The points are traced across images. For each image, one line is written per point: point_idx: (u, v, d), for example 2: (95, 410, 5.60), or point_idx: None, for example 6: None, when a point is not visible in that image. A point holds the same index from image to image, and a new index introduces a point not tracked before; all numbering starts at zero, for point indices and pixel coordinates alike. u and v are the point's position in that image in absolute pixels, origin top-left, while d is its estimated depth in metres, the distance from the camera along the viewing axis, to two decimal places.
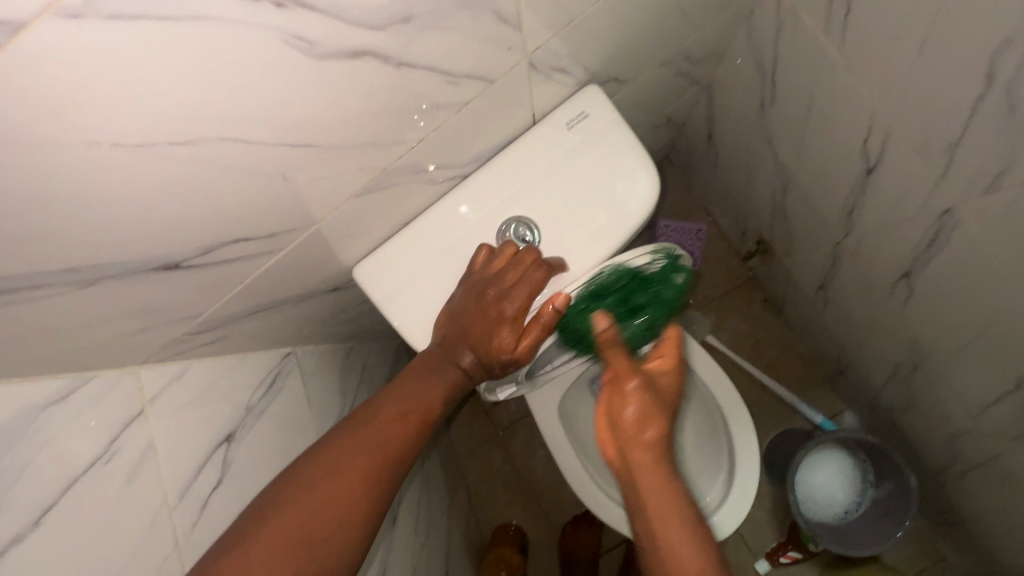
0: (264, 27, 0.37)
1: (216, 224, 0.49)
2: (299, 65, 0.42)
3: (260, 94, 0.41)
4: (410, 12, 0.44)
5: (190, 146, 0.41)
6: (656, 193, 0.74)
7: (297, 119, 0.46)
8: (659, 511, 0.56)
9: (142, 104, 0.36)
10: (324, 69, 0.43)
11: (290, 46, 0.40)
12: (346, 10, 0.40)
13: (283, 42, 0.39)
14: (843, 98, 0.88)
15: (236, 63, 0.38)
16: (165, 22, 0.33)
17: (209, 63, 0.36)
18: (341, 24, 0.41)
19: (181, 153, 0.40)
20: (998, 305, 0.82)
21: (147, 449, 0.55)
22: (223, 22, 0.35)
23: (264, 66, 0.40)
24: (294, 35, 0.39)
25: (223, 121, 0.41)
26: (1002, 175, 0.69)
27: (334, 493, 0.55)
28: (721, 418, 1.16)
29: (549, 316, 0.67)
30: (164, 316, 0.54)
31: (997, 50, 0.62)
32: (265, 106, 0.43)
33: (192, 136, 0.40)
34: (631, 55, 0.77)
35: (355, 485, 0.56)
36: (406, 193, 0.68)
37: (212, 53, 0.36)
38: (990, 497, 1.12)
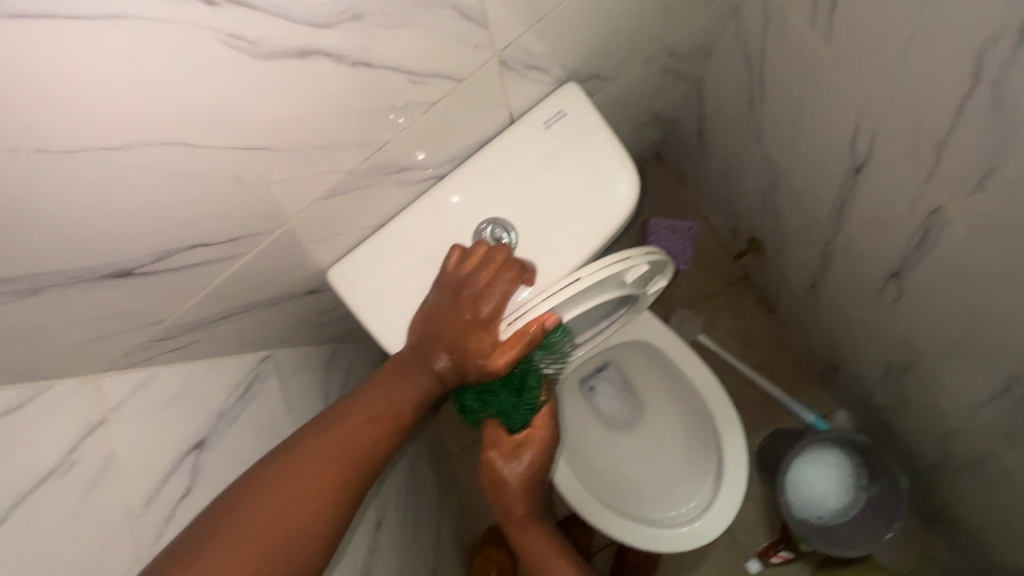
0: (194, 26, 0.36)
1: (168, 230, 0.48)
2: (239, 65, 0.41)
3: (197, 95, 0.40)
4: (361, 9, 0.44)
5: (131, 151, 0.40)
6: (636, 193, 0.72)
7: (244, 120, 0.45)
8: (531, 548, 0.86)
9: (64, 108, 0.35)
10: (269, 69, 0.43)
11: (229, 46, 0.39)
12: (286, 8, 0.40)
13: (219, 42, 0.38)
14: (830, 94, 0.86)
15: (170, 65, 0.37)
16: (85, 22, 0.32)
17: (140, 65, 0.36)
18: (284, 23, 0.40)
19: (121, 158, 0.40)
20: (989, 305, 0.80)
21: (109, 458, 0.54)
22: (145, 20, 0.34)
23: (197, 67, 0.39)
24: (231, 34, 0.38)
25: (163, 125, 0.40)
26: (990, 174, 0.67)
27: (299, 499, 0.54)
28: (710, 419, 1.15)
29: (535, 331, 0.63)
30: (124, 322, 0.52)
31: (983, 45, 0.60)
32: (208, 110, 0.42)
33: (130, 141, 0.39)
34: (610, 51, 0.75)
35: (321, 490, 0.55)
36: (379, 195, 0.66)
37: (142, 55, 0.36)
38: (981, 496, 1.11)
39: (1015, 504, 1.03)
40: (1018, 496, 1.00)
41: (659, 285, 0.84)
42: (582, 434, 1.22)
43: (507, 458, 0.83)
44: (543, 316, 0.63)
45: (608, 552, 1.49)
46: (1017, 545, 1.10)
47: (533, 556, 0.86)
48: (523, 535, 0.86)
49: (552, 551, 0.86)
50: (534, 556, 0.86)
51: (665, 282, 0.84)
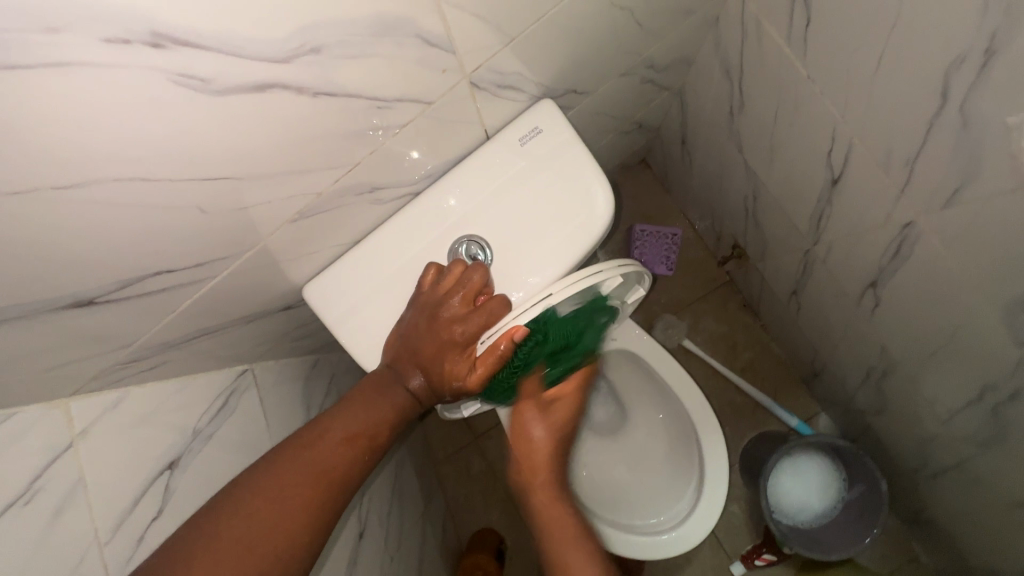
0: (142, 67, 0.36)
1: (130, 258, 0.47)
2: (193, 102, 0.40)
3: (149, 132, 0.40)
4: (319, 42, 0.43)
5: (81, 189, 0.39)
6: (612, 210, 0.72)
7: (202, 154, 0.44)
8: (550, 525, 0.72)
9: (8, 151, 0.34)
10: (224, 105, 0.42)
11: (181, 85, 0.39)
12: (239, 44, 0.39)
13: (169, 81, 0.38)
14: (807, 108, 0.87)
15: (117, 106, 0.37)
16: (23, 71, 0.32)
17: (84, 107, 0.36)
18: (238, 60, 0.40)
19: (71, 195, 0.39)
20: (961, 317, 0.82)
21: (76, 484, 0.53)
22: (88, 65, 0.34)
23: (149, 105, 0.38)
24: (182, 73, 0.38)
25: (113, 162, 0.40)
26: (959, 191, 0.68)
27: (273, 525, 0.54)
28: (691, 426, 1.15)
29: (505, 347, 0.61)
30: (92, 349, 0.52)
31: (951, 67, 0.61)
32: (163, 146, 0.41)
33: (79, 178, 0.39)
34: (586, 68, 0.75)
35: (293, 516, 0.55)
36: (352, 213, 0.66)
37: (86, 98, 0.35)
38: (957, 499, 1.13)
39: (989, 508, 1.05)
40: (991, 500, 1.02)
41: (637, 295, 0.82)
42: None
43: (539, 411, 0.77)
44: (512, 330, 0.60)
45: None
46: (991, 548, 1.12)
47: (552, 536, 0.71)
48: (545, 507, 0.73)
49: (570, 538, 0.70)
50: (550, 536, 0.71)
51: (643, 292, 0.83)
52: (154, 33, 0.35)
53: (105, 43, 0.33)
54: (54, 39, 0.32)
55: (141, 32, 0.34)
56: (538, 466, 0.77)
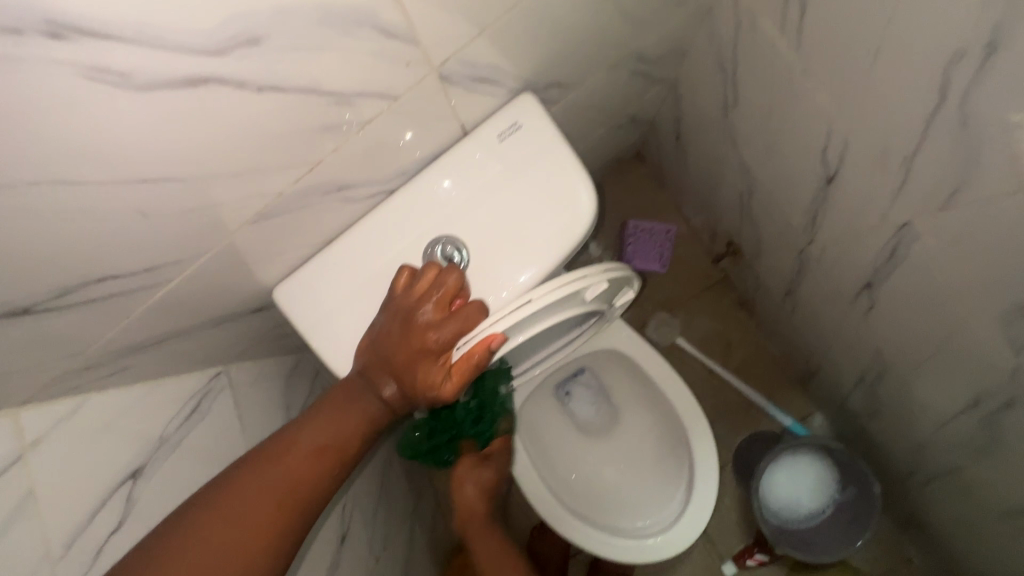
0: (48, 61, 0.33)
1: (68, 265, 0.45)
2: (115, 99, 0.38)
3: (66, 131, 0.37)
4: (256, 32, 0.40)
5: (1, 195, 0.37)
6: (594, 209, 0.69)
7: (135, 154, 0.41)
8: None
9: None
10: (149, 101, 0.39)
11: (95, 80, 0.36)
12: (158, 34, 0.36)
13: (81, 76, 0.35)
14: (801, 103, 0.84)
15: (24, 105, 0.34)
16: None
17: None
18: (158, 52, 0.37)
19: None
20: (958, 321, 0.79)
21: (25, 498, 0.51)
22: None
23: (63, 102, 0.35)
24: (93, 67, 0.35)
25: (32, 165, 0.37)
26: (956, 193, 0.65)
27: (231, 546, 0.51)
28: (682, 428, 1.13)
29: (480, 356, 0.59)
30: (40, 357, 0.49)
31: (949, 62, 0.57)
32: (86, 147, 0.39)
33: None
34: (569, 60, 0.72)
35: (254, 537, 0.52)
36: (321, 213, 0.63)
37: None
38: (949, 503, 1.11)
39: (983, 514, 1.02)
40: (985, 506, 1.00)
41: (627, 296, 0.80)
42: (556, 441, 1.21)
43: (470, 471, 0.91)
44: (488, 338, 0.59)
45: (585, 554, 1.49)
46: (985, 554, 1.09)
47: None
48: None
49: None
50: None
51: (633, 292, 0.80)
52: (52, 22, 0.32)
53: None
54: None
55: (37, 21, 0.31)
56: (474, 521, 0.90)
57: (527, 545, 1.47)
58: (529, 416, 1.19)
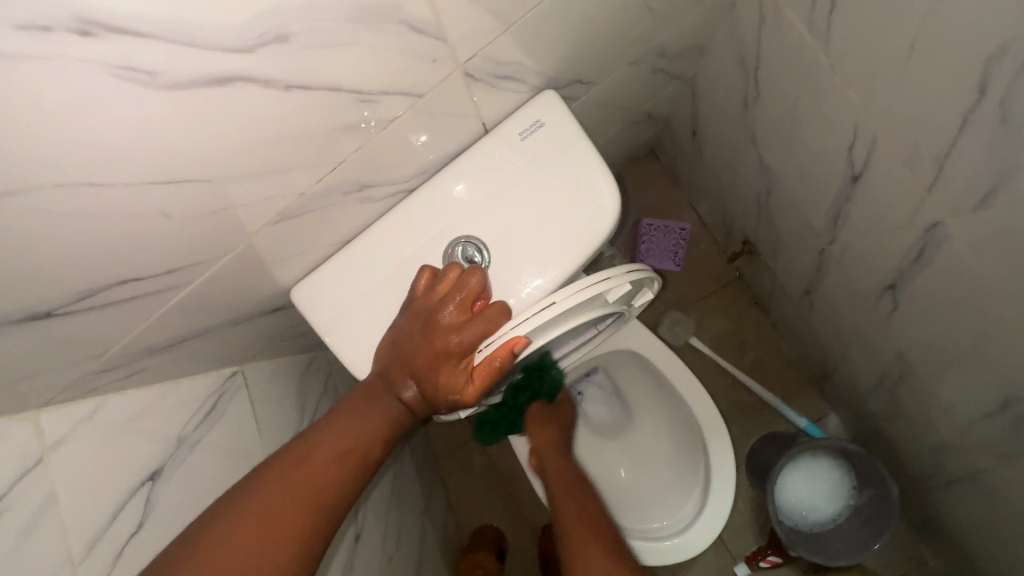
0: (77, 60, 0.32)
1: (92, 267, 0.44)
2: (142, 98, 0.37)
3: (92, 131, 0.36)
4: (286, 29, 0.39)
5: (26, 197, 0.36)
6: (618, 209, 0.68)
7: (160, 154, 0.41)
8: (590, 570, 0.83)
9: None
10: (177, 100, 0.38)
11: (123, 79, 0.35)
12: (189, 31, 0.35)
13: (110, 75, 0.34)
14: (828, 99, 0.82)
15: (50, 104, 0.33)
16: None
17: (12, 106, 0.32)
18: (188, 49, 0.36)
19: (15, 204, 0.36)
20: (988, 323, 0.76)
21: (46, 502, 0.50)
22: (14, 58, 0.30)
23: (91, 101, 0.34)
24: (122, 66, 0.34)
25: (58, 166, 0.36)
26: (992, 193, 0.63)
27: (258, 553, 0.50)
28: (698, 429, 1.11)
29: (503, 360, 0.58)
30: (61, 360, 0.48)
31: (990, 58, 0.55)
32: (113, 146, 0.38)
33: (22, 186, 0.35)
34: (591, 56, 0.70)
35: (281, 545, 0.51)
36: (340, 213, 0.62)
37: (11, 96, 0.31)
38: (969, 508, 1.09)
39: (1006, 520, 1.00)
40: (1009, 512, 0.98)
41: (646, 298, 0.78)
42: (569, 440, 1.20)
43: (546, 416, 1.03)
44: (511, 342, 0.58)
45: None
46: (1006, 560, 1.07)
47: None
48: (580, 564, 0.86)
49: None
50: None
51: (652, 294, 0.78)
52: (80, 19, 0.31)
53: (27, 31, 0.29)
54: None
55: (65, 18, 0.30)
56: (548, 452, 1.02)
57: (538, 545, 1.46)
58: None
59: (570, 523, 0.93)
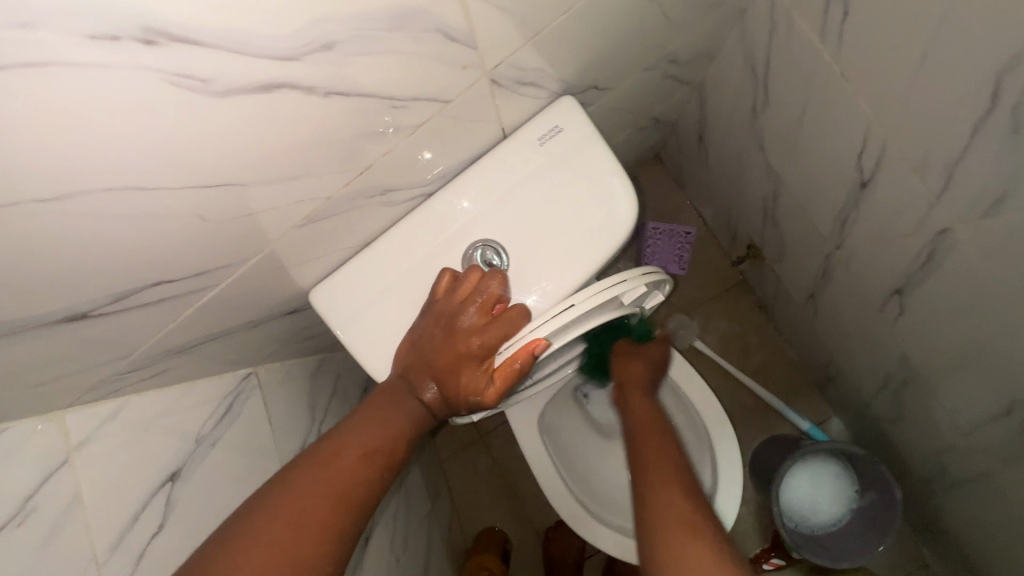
0: (140, 67, 0.33)
1: (126, 270, 0.44)
2: (192, 105, 0.37)
3: (143, 135, 0.36)
4: (332, 38, 0.40)
5: (69, 201, 0.36)
6: (635, 213, 0.68)
7: (199, 159, 0.41)
8: (661, 494, 0.72)
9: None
10: (226, 107, 0.39)
11: (178, 86, 0.35)
12: (245, 41, 0.36)
13: (167, 82, 0.35)
14: (838, 106, 0.83)
15: (104, 111, 0.33)
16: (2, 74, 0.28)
17: (66, 111, 0.32)
18: (243, 58, 0.37)
19: (56, 208, 0.36)
20: (995, 328, 0.77)
21: (72, 501, 0.51)
22: (76, 66, 0.30)
23: (145, 108, 0.35)
24: (180, 73, 0.35)
25: (104, 171, 0.37)
26: (1002, 200, 0.64)
27: (286, 554, 0.50)
28: (705, 431, 1.12)
29: (524, 361, 0.59)
30: (89, 361, 0.49)
31: (1003, 69, 0.57)
32: (161, 151, 0.38)
33: (67, 190, 0.36)
34: (608, 63, 0.71)
35: (309, 545, 0.51)
36: (362, 216, 0.63)
37: (67, 101, 0.32)
38: (972, 511, 1.10)
39: (1009, 523, 1.01)
40: (1012, 515, 0.99)
41: (657, 302, 0.78)
42: (577, 444, 1.20)
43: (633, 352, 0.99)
44: (532, 343, 0.58)
45: (600, 555, 1.48)
46: (1008, 563, 1.09)
47: (664, 525, 0.67)
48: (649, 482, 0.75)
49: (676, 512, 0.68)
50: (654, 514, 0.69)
51: (661, 298, 0.78)
52: (145, 28, 0.31)
53: (93, 40, 0.30)
54: (33, 38, 0.28)
55: (130, 28, 0.31)
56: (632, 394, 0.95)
57: (542, 547, 1.46)
58: (550, 418, 1.18)
59: (645, 443, 0.84)
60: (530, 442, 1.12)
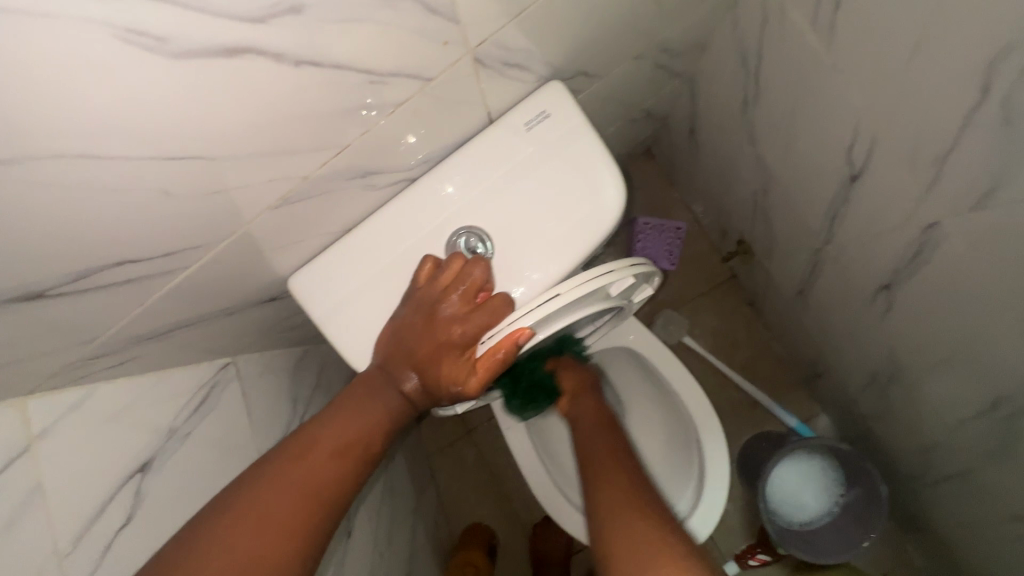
0: (87, 18, 0.31)
1: (86, 246, 0.42)
2: (149, 65, 0.35)
3: (94, 96, 0.34)
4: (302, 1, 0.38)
5: (19, 167, 0.34)
6: (623, 201, 0.67)
7: (161, 128, 0.39)
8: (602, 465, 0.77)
9: None
10: (185, 69, 0.37)
11: (131, 43, 0.33)
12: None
13: (119, 39, 0.33)
14: (830, 98, 0.82)
15: (53, 67, 0.31)
16: None
17: (12, 64, 0.30)
18: (200, 16, 0.35)
19: (6, 174, 0.34)
20: (982, 323, 0.77)
21: (34, 492, 0.48)
22: (16, 15, 0.28)
23: (96, 65, 0.33)
24: (132, 29, 0.33)
25: (58, 135, 0.35)
26: (991, 194, 0.64)
27: (258, 550, 0.49)
28: (692, 425, 1.11)
29: (507, 352, 0.57)
30: (51, 344, 0.47)
31: (993, 59, 0.56)
32: (119, 114, 0.36)
33: (18, 154, 0.34)
34: (598, 48, 0.70)
35: (282, 541, 0.50)
36: (342, 200, 0.61)
37: (13, 52, 0.30)
38: (956, 506, 1.11)
39: (991, 518, 1.02)
40: (996, 511, 0.99)
41: (645, 295, 0.76)
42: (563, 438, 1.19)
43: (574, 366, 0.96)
44: (514, 333, 0.56)
45: (587, 552, 1.46)
46: (989, 558, 1.09)
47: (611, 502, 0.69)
48: (599, 479, 0.75)
49: (624, 501, 0.68)
50: (603, 505, 0.69)
51: (651, 291, 0.77)
52: None
53: None
54: None
55: None
56: (582, 392, 0.94)
57: (529, 543, 1.45)
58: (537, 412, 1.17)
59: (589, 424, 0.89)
60: (516, 436, 1.11)
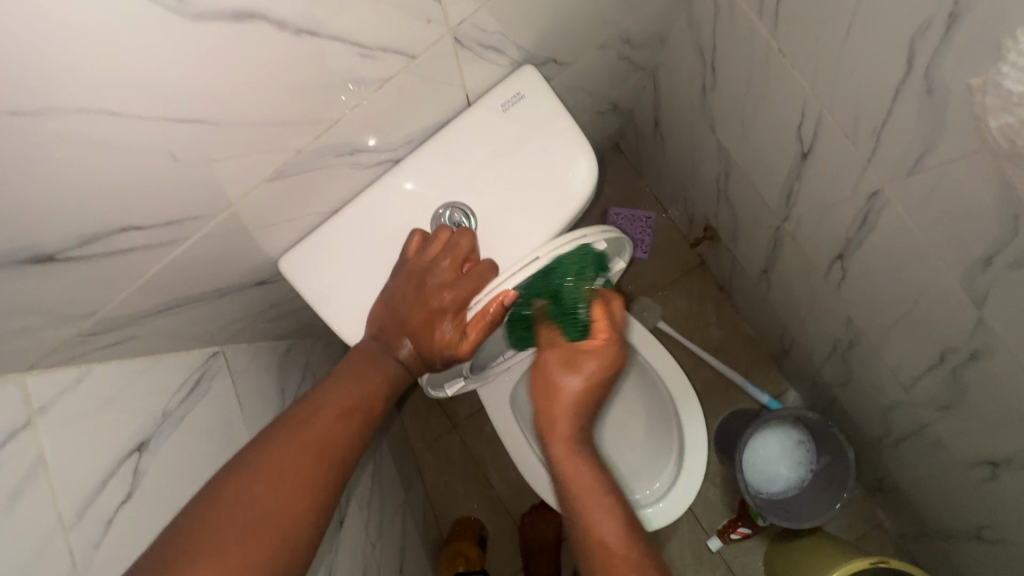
0: None
1: (96, 208, 0.45)
2: (167, 27, 0.38)
3: (118, 54, 0.38)
4: None
5: (42, 118, 0.37)
6: (595, 176, 0.71)
7: (171, 92, 0.43)
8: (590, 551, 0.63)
9: None
10: (198, 32, 0.40)
11: (155, 4, 0.37)
12: None
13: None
14: (778, 81, 0.89)
15: (84, 25, 0.35)
16: None
17: (40, 18, 0.33)
18: None
19: (32, 124, 0.37)
20: (925, 281, 0.84)
21: (37, 462, 0.49)
22: None
23: (121, 22, 0.36)
24: None
25: (81, 89, 0.38)
26: (923, 157, 0.71)
27: (275, 506, 0.51)
28: (670, 401, 1.16)
29: (495, 311, 0.61)
30: (50, 316, 0.48)
31: (915, 33, 0.63)
32: (140, 75, 0.40)
33: (43, 106, 0.37)
34: (566, 34, 0.75)
35: (299, 496, 0.53)
36: (331, 177, 0.65)
37: (42, 6, 0.32)
38: (916, 462, 1.18)
39: (947, 469, 1.09)
40: (951, 462, 1.06)
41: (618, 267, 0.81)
42: None
43: (567, 365, 0.68)
44: (501, 295, 0.61)
45: None
46: (949, 508, 1.17)
47: None
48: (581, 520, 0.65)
49: None
50: None
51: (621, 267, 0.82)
52: None
53: None
54: None
55: None
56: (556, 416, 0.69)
57: (519, 532, 1.47)
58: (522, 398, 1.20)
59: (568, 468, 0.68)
60: (502, 420, 1.14)
